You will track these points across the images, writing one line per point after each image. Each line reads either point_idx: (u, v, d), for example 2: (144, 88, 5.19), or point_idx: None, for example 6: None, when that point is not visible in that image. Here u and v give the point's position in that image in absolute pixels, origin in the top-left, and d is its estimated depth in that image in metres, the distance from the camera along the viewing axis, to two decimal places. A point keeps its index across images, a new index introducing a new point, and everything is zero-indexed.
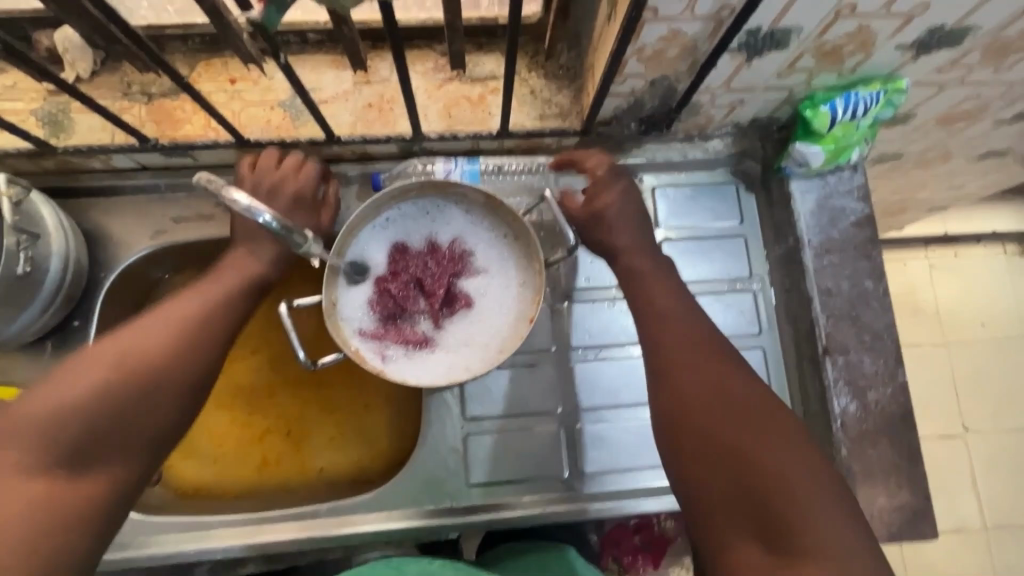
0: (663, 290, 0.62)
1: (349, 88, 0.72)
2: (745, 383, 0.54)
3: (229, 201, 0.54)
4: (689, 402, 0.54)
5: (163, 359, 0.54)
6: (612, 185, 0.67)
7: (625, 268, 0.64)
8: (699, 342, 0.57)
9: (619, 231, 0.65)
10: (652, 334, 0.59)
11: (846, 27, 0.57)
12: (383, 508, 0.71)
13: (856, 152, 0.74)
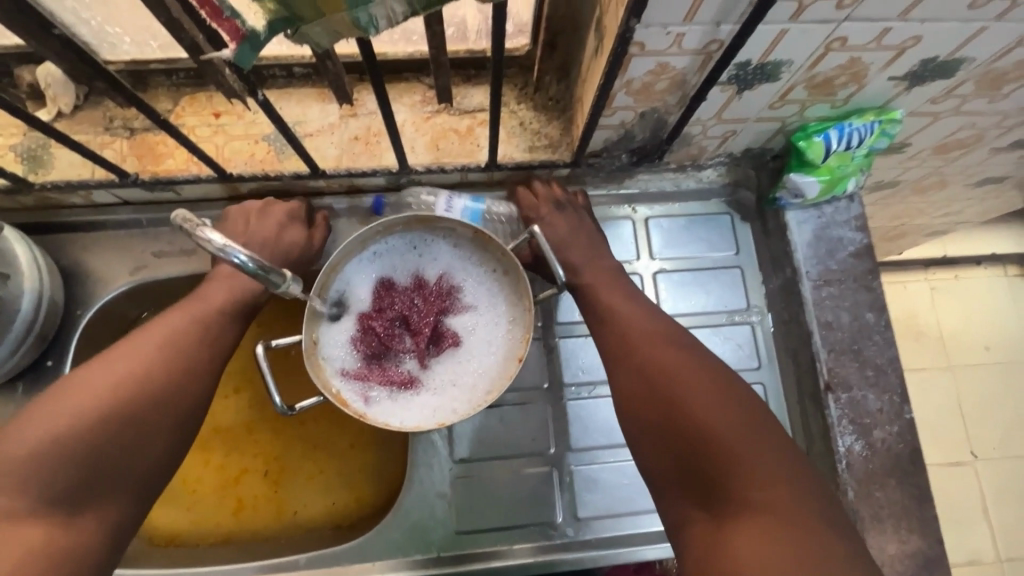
0: (613, 289, 0.64)
1: (335, 121, 0.71)
2: (697, 363, 0.56)
3: (202, 239, 0.49)
4: (643, 388, 0.56)
5: (165, 374, 0.53)
6: (549, 216, 0.70)
7: (577, 277, 0.67)
8: (649, 330, 0.59)
9: (570, 250, 0.68)
10: (605, 331, 0.61)
11: (837, 60, 0.56)
12: (368, 558, 0.67)
13: (852, 182, 0.73)
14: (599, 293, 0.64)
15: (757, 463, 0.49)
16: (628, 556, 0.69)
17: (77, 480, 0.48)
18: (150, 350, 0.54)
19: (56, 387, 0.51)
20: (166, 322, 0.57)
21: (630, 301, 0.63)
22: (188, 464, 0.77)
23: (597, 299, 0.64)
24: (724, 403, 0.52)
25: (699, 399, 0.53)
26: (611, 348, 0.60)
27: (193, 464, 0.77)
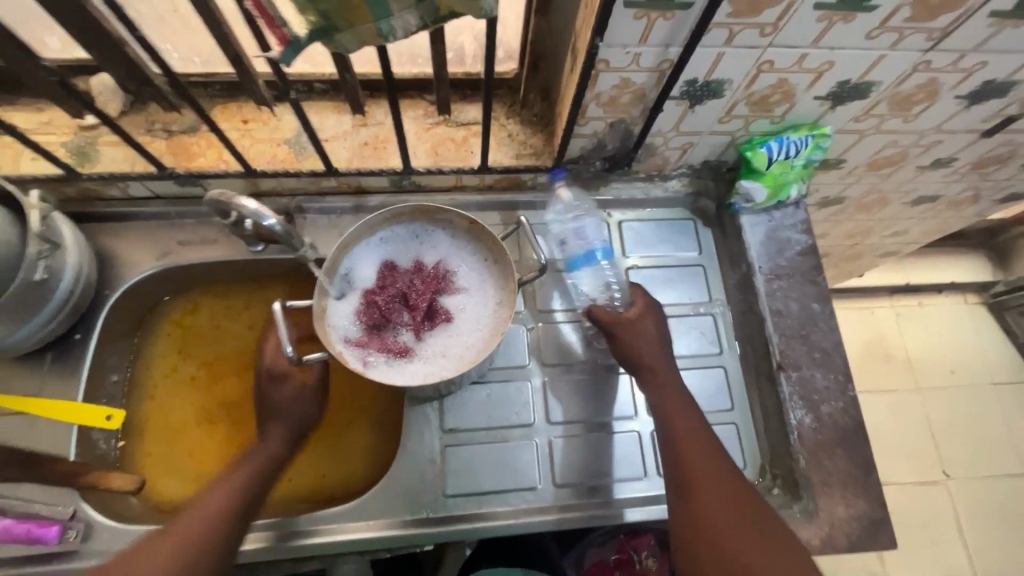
0: (686, 412, 0.70)
1: (348, 129, 0.82)
2: (760, 515, 0.64)
3: (240, 205, 0.65)
4: (712, 528, 0.62)
5: (220, 528, 0.64)
6: (651, 309, 0.75)
7: (655, 385, 0.72)
8: (719, 473, 0.65)
9: (654, 352, 0.73)
10: (682, 458, 0.66)
11: (769, 80, 0.68)
12: (360, 517, 0.73)
13: (795, 189, 0.84)
14: (676, 415, 0.69)
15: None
16: (600, 520, 0.75)
17: None
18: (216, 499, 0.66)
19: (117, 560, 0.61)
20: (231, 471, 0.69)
21: (704, 435, 0.68)
22: (194, 438, 0.82)
23: (673, 421, 0.69)
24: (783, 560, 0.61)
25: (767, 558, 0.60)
26: (684, 479, 0.65)
27: (198, 437, 0.82)
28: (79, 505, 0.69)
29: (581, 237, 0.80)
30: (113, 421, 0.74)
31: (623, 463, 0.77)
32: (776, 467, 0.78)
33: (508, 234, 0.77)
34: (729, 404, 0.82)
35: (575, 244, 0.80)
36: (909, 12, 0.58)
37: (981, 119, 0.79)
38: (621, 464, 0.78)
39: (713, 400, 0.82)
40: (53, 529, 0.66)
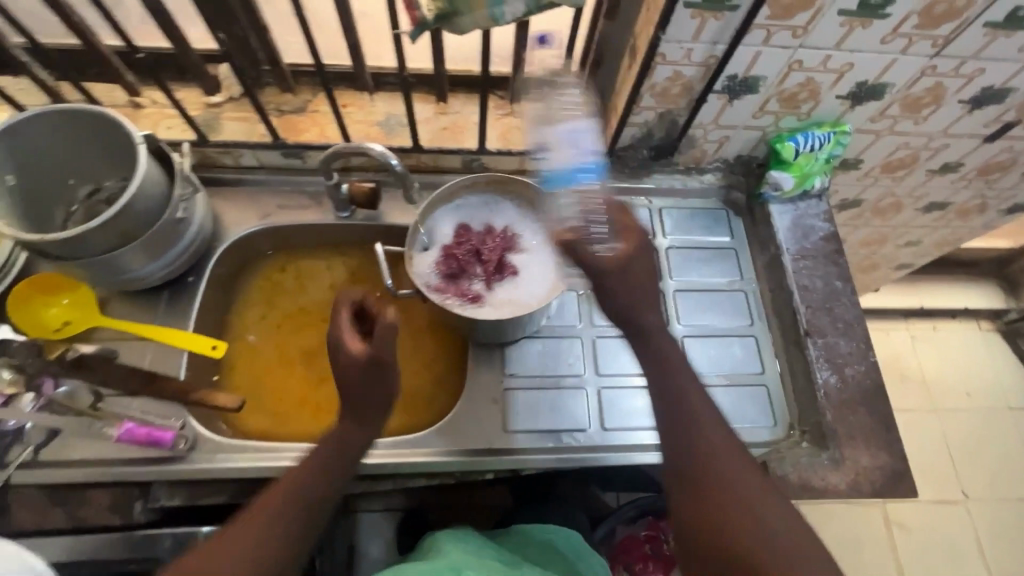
0: (689, 392, 0.67)
1: (431, 115, 0.95)
2: (770, 501, 0.61)
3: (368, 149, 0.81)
4: (713, 519, 0.61)
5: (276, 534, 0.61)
6: (631, 235, 0.70)
7: (659, 355, 0.69)
8: (731, 462, 0.63)
9: (644, 308, 0.69)
10: (687, 445, 0.64)
11: (798, 78, 0.80)
12: (430, 444, 0.82)
13: (818, 181, 0.95)
14: (682, 398, 0.66)
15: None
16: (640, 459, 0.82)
17: None
18: (284, 517, 0.62)
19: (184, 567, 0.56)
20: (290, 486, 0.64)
21: (708, 421, 0.65)
22: (276, 377, 0.92)
23: (678, 403, 0.66)
24: (794, 544, 0.58)
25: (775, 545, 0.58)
26: (686, 465, 0.64)
27: (280, 376, 0.91)
28: (187, 420, 0.78)
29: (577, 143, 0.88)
30: (218, 349, 0.83)
31: None
32: (805, 423, 0.86)
33: None
34: (760, 368, 0.90)
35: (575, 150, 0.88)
36: (917, 20, 0.71)
37: (983, 124, 0.91)
38: None
39: (745, 365, 0.91)
40: (168, 434, 0.75)
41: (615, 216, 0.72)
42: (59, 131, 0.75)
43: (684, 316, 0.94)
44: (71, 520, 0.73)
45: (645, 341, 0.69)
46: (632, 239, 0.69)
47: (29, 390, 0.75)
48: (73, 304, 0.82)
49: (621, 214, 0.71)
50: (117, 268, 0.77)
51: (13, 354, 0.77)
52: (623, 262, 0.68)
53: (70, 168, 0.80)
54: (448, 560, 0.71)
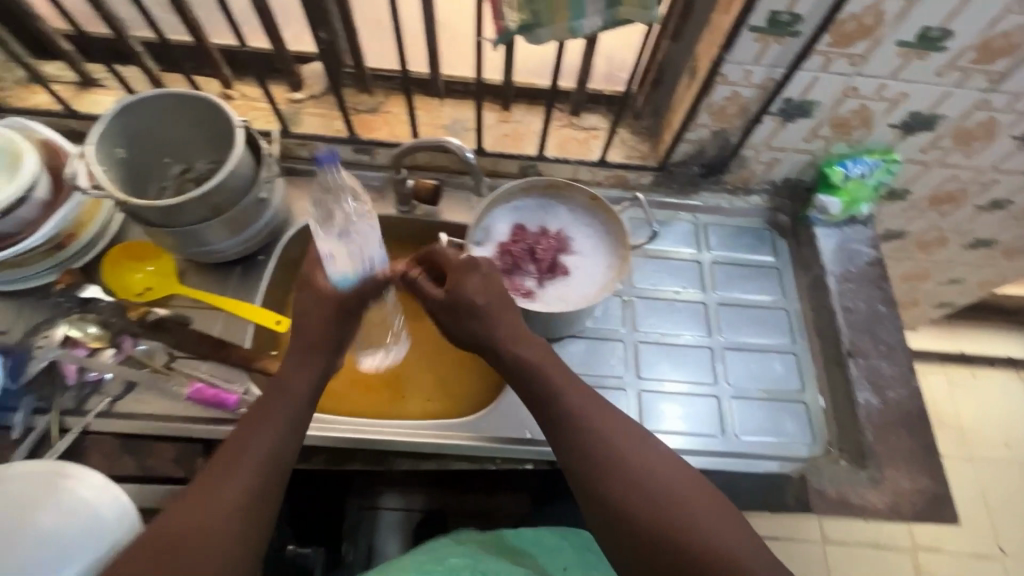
0: (559, 373, 0.71)
1: (493, 122, 1.00)
2: (660, 458, 0.65)
3: (443, 142, 0.83)
4: (608, 490, 0.62)
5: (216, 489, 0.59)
6: (462, 268, 0.73)
7: (516, 353, 0.72)
8: (623, 431, 0.66)
9: (495, 318, 0.72)
10: (572, 427, 0.67)
11: (852, 105, 0.84)
12: (476, 430, 0.85)
13: (865, 207, 0.97)
14: (549, 388, 0.69)
15: (734, 544, 0.58)
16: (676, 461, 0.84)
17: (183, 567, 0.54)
18: (233, 474, 0.60)
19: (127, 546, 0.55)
20: (219, 472, 0.61)
21: (582, 396, 0.69)
22: None
23: (552, 394, 0.69)
24: (692, 494, 0.61)
25: (671, 495, 0.61)
26: (586, 450, 0.65)
27: None
28: (249, 387, 0.83)
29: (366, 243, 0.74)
30: (281, 325, 0.87)
31: (701, 420, 0.88)
32: (843, 442, 0.86)
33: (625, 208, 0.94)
34: (799, 385, 0.91)
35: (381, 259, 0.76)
36: (974, 54, 0.74)
37: None
38: (700, 421, 0.88)
39: (784, 381, 0.92)
40: (232, 398, 0.80)
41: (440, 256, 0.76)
42: (168, 115, 0.83)
43: (725, 329, 0.95)
44: (138, 471, 0.77)
45: (499, 345, 0.72)
46: (464, 274, 0.72)
47: (112, 345, 0.83)
48: (157, 271, 0.90)
49: (439, 253, 0.76)
50: (200, 240, 0.84)
51: (100, 311, 0.84)
52: (454, 297, 0.72)
53: (169, 149, 0.88)
54: (430, 548, 0.76)
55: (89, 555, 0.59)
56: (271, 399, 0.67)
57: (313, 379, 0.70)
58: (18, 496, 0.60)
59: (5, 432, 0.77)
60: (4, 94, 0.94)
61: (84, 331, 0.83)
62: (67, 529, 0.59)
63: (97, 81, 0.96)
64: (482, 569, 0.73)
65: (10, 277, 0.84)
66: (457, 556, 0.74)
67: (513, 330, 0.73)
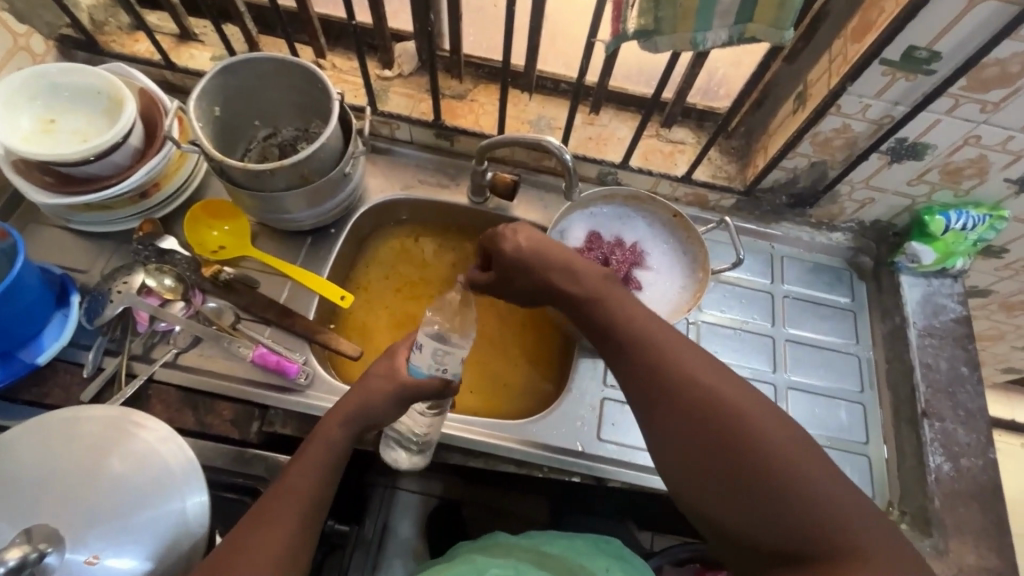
0: (626, 300, 0.67)
1: (579, 124, 0.98)
2: (727, 379, 0.57)
3: (544, 142, 0.81)
4: (683, 431, 0.56)
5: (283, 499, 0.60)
6: (520, 229, 0.72)
7: (577, 288, 0.69)
8: (684, 351, 0.60)
9: (553, 266, 0.70)
10: (643, 356, 0.61)
11: (970, 154, 0.79)
12: (527, 435, 0.83)
13: (960, 261, 0.92)
14: (612, 317, 0.65)
15: (831, 498, 0.51)
16: None
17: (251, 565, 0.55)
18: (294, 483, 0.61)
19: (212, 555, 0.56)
20: (263, 518, 0.58)
21: (651, 325, 0.63)
22: (379, 342, 0.95)
23: (620, 324, 0.64)
24: (773, 426, 0.54)
25: (759, 436, 0.53)
26: (645, 376, 0.60)
27: (383, 340, 0.95)
28: (309, 357, 0.84)
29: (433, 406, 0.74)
30: (345, 301, 0.88)
31: None
32: (905, 505, 0.83)
33: (709, 229, 0.90)
34: (864, 437, 0.87)
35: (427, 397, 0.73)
36: None
37: None
38: None
39: (849, 431, 0.87)
40: (294, 367, 0.81)
41: (504, 241, 0.72)
42: (265, 80, 0.84)
43: (792, 366, 0.91)
44: (197, 428, 0.79)
45: (564, 280, 0.70)
46: (509, 236, 0.71)
47: (183, 298, 0.84)
48: (232, 232, 0.90)
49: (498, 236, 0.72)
50: (282, 208, 0.84)
51: (176, 264, 0.85)
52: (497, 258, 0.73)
53: (259, 112, 0.89)
54: (471, 561, 0.68)
55: (159, 504, 0.59)
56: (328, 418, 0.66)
57: (351, 432, 0.66)
58: (93, 439, 0.61)
59: (76, 368, 0.80)
60: (108, 39, 0.96)
61: (159, 282, 0.84)
62: (135, 479, 0.60)
63: (196, 35, 0.97)
64: None
65: (96, 218, 0.86)
66: (498, 568, 0.66)
67: (569, 268, 0.70)
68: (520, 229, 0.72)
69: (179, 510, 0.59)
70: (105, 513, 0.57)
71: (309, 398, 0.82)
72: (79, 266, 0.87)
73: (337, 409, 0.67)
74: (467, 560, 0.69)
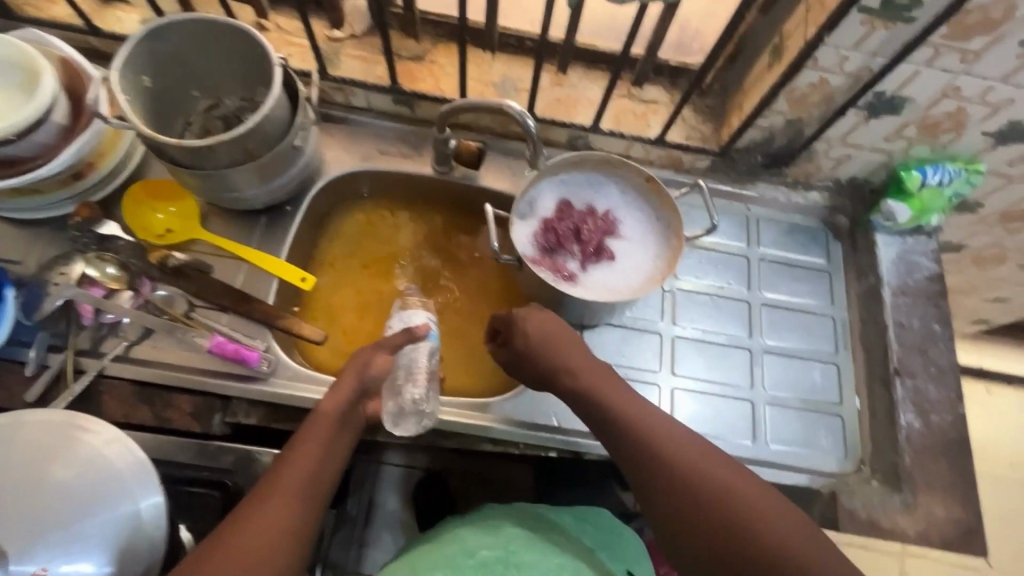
0: (621, 396, 0.67)
1: (546, 84, 0.92)
2: (723, 471, 0.59)
3: (504, 107, 0.76)
4: (688, 529, 0.57)
5: (294, 478, 0.60)
6: (525, 317, 0.73)
7: (577, 382, 0.69)
8: (680, 443, 0.61)
9: (558, 358, 0.70)
10: (640, 455, 0.62)
11: (948, 106, 0.76)
12: (501, 412, 0.82)
13: (935, 218, 0.91)
14: (610, 413, 0.65)
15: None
16: None
17: (264, 545, 0.55)
18: (301, 460, 0.62)
19: (222, 532, 0.55)
20: (272, 497, 0.58)
21: (645, 418, 0.64)
22: (345, 323, 0.91)
23: (618, 418, 0.65)
24: (768, 519, 0.55)
25: (761, 529, 0.55)
26: (645, 472, 0.61)
27: (348, 321, 0.91)
28: (271, 344, 0.80)
29: (391, 387, 0.78)
30: (306, 284, 0.84)
31: (733, 428, 0.84)
32: (877, 462, 0.84)
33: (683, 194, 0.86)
34: (838, 398, 0.87)
35: (393, 373, 0.79)
36: None
37: None
38: (731, 426, 0.84)
39: (823, 393, 0.87)
40: (254, 355, 0.77)
41: (516, 337, 0.73)
42: (198, 43, 0.76)
43: (768, 331, 0.90)
44: (154, 421, 0.76)
45: (563, 371, 0.70)
46: (520, 326, 0.72)
47: (130, 288, 0.79)
48: (178, 214, 0.84)
49: (512, 329, 0.73)
50: (228, 185, 0.77)
51: (119, 251, 0.80)
52: (513, 351, 0.73)
53: (197, 81, 0.81)
54: (458, 541, 0.66)
55: (109, 510, 0.56)
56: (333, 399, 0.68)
57: (347, 411, 0.68)
58: (30, 448, 0.57)
59: (19, 366, 0.75)
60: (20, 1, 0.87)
61: (102, 271, 0.79)
62: (80, 485, 0.56)
63: None
64: (517, 561, 0.63)
65: (25, 204, 0.79)
66: (488, 548, 0.64)
67: (571, 358, 0.70)
68: (528, 318, 0.73)
69: (132, 513, 0.57)
70: (53, 522, 0.54)
71: (270, 386, 0.78)
72: (14, 257, 0.81)
73: (338, 393, 0.69)
74: (455, 538, 0.68)
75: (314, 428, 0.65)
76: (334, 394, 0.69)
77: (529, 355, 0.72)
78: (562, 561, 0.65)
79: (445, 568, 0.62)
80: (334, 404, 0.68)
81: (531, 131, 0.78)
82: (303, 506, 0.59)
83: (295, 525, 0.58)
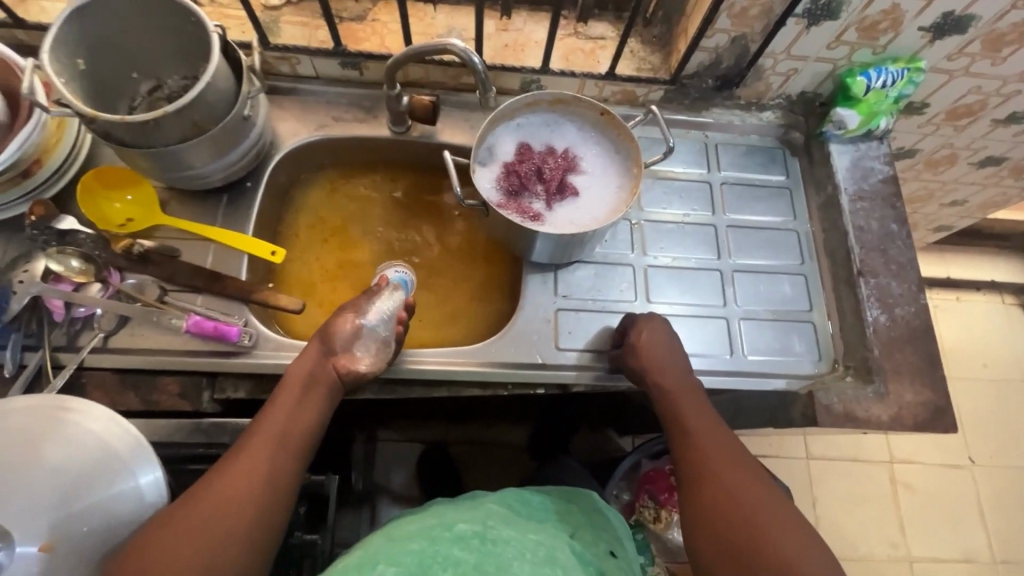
0: (700, 413, 0.74)
1: (492, 32, 0.92)
2: (753, 484, 0.66)
3: (448, 47, 0.75)
4: (710, 524, 0.64)
5: (265, 437, 0.64)
6: (648, 324, 0.79)
7: (667, 387, 0.76)
8: (724, 453, 0.69)
9: (663, 367, 0.77)
10: (692, 458, 0.70)
11: (883, 4, 0.78)
12: (483, 356, 0.84)
13: (884, 121, 0.93)
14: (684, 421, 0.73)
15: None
16: None
17: (232, 498, 0.59)
18: (269, 420, 0.65)
19: (201, 483, 0.60)
20: (245, 452, 0.62)
21: (710, 429, 0.72)
22: (322, 292, 0.92)
23: (691, 424, 0.73)
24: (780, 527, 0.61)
25: (768, 531, 0.61)
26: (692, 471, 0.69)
27: (325, 290, 0.92)
28: (249, 318, 0.80)
29: (365, 340, 0.75)
30: (277, 256, 0.83)
31: (710, 344, 0.87)
32: (849, 359, 0.88)
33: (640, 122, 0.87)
34: (807, 305, 0.91)
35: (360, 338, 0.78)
36: None
37: None
38: (707, 343, 0.87)
39: (793, 302, 0.91)
40: (234, 330, 0.77)
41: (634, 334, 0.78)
42: (130, 20, 0.74)
43: (736, 251, 0.93)
44: (142, 405, 0.76)
45: (657, 378, 0.76)
46: (638, 327, 0.79)
47: (98, 279, 0.78)
48: (136, 201, 0.84)
49: (635, 331, 0.78)
50: (179, 164, 0.76)
51: (81, 244, 0.79)
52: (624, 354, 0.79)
53: (136, 62, 0.80)
54: (440, 516, 0.65)
55: (111, 487, 0.58)
56: (301, 362, 0.71)
57: (313, 370, 0.71)
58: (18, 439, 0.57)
59: None
60: None
61: (66, 265, 0.78)
62: (78, 469, 0.57)
63: None
64: (493, 536, 0.61)
65: None
66: (466, 522, 0.63)
67: (680, 374, 0.77)
68: (649, 326, 0.79)
69: (133, 490, 0.59)
70: (49, 504, 0.55)
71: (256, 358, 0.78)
72: None
73: (307, 355, 0.72)
74: (437, 514, 0.66)
75: (283, 393, 0.68)
76: (302, 358, 0.71)
77: (649, 357, 0.77)
78: (537, 538, 0.64)
79: (420, 538, 0.60)
80: (302, 367, 0.70)
81: (480, 71, 0.78)
82: (269, 458, 0.63)
83: (262, 486, 0.61)
